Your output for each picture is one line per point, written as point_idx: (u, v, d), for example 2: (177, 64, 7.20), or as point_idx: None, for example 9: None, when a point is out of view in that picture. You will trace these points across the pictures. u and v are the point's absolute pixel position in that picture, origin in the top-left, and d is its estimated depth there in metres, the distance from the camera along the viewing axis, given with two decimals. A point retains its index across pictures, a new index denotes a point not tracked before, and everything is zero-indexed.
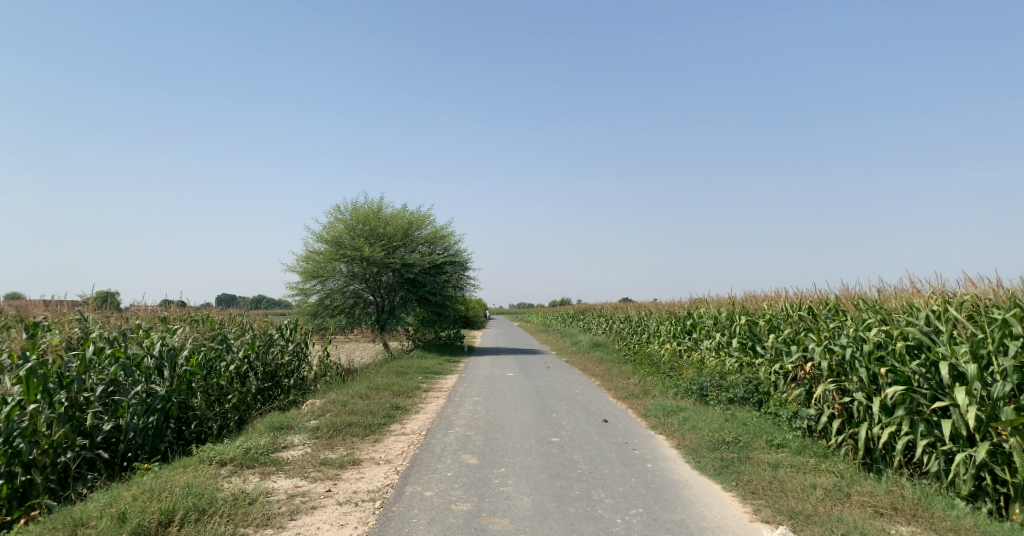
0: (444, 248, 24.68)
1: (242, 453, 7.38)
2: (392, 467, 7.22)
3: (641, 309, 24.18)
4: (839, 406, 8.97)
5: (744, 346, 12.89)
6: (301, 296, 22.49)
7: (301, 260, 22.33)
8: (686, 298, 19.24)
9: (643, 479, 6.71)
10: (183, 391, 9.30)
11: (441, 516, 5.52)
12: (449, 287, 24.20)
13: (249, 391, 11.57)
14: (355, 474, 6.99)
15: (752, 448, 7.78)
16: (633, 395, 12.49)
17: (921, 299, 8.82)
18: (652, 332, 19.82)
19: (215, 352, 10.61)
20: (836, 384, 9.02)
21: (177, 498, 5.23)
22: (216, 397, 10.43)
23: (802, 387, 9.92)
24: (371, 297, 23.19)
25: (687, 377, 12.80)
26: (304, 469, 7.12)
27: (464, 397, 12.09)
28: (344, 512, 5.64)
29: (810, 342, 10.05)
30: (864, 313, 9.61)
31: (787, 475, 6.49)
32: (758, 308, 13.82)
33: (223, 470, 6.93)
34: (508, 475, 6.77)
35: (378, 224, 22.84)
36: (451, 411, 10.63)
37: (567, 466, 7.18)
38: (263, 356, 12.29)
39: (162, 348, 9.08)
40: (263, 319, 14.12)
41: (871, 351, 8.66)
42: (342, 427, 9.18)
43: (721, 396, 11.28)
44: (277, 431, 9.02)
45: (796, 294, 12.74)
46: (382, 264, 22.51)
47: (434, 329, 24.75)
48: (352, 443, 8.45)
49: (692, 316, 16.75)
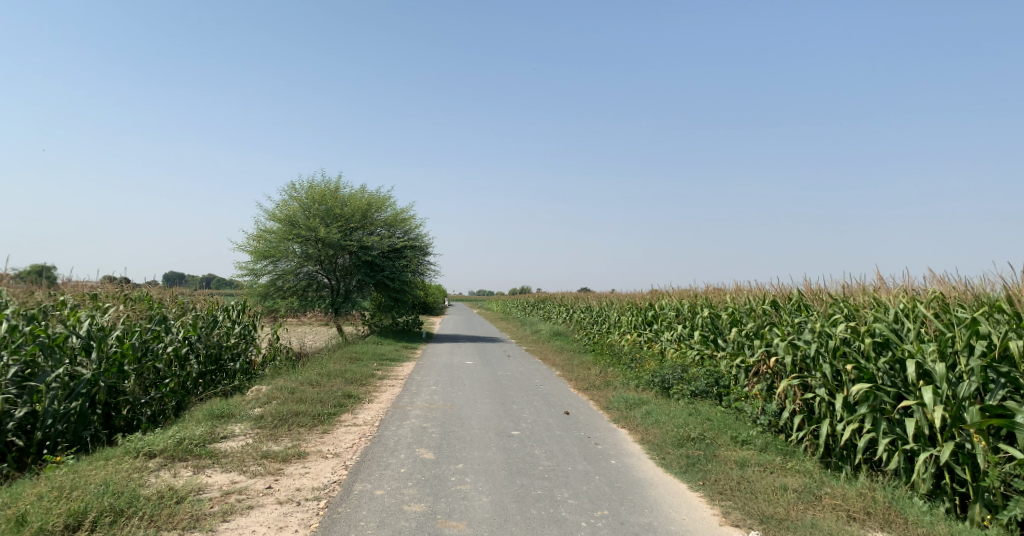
0: (403, 231, 24.07)
1: (174, 444, 6.81)
2: (340, 461, 6.74)
3: (601, 299, 23.96)
4: (800, 402, 8.79)
5: (705, 338, 12.71)
6: (251, 277, 21.62)
7: (252, 239, 21.41)
8: (648, 289, 19.05)
9: (607, 477, 6.39)
10: (113, 374, 8.71)
11: (391, 518, 5.08)
12: (407, 272, 23.59)
13: (189, 376, 10.92)
14: (299, 469, 6.48)
15: (718, 445, 7.52)
16: (594, 387, 12.19)
17: (888, 296, 8.65)
18: (612, 323, 19.60)
19: (151, 333, 9.94)
20: (799, 380, 8.83)
21: (90, 499, 4.69)
22: (150, 381, 9.77)
23: (763, 382, 9.73)
24: (325, 280, 22.46)
25: (649, 369, 12.56)
26: (244, 463, 6.59)
27: (419, 386, 11.62)
28: (284, 512, 5.15)
29: (774, 336, 9.85)
30: (830, 308, 9.43)
31: (756, 475, 6.24)
32: (720, 300, 13.66)
33: (152, 463, 6.35)
34: (465, 472, 6.37)
35: (334, 205, 22.03)
36: (405, 401, 10.16)
37: (528, 462, 6.81)
38: (205, 338, 11.61)
39: (89, 328, 8.50)
40: (207, 299, 13.39)
41: (836, 347, 8.47)
42: (289, 417, 8.64)
43: (683, 390, 11.05)
44: (217, 420, 8.43)
45: (760, 288, 12.59)
46: (338, 246, 21.76)
47: (391, 314, 24.17)
48: (298, 434, 7.93)
49: (654, 307, 16.56)
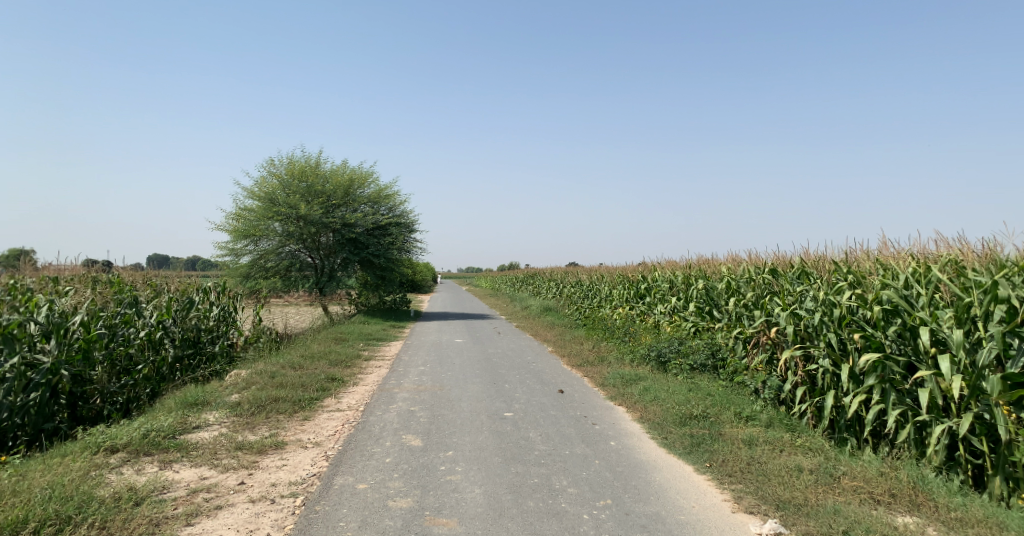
0: (388, 208, 23.48)
1: (139, 437, 6.33)
2: (321, 451, 6.27)
3: (591, 273, 23.50)
4: (803, 374, 8.34)
5: (701, 310, 12.31)
6: (231, 257, 20.99)
7: (231, 218, 20.71)
8: (640, 261, 18.62)
9: (608, 462, 5.97)
10: (78, 362, 8.25)
11: (375, 517, 4.62)
12: (393, 250, 23.05)
13: (165, 361, 10.40)
14: (276, 461, 6.03)
15: (722, 422, 7.09)
16: (588, 363, 11.77)
17: (897, 261, 8.19)
18: (603, 297, 19.16)
19: (119, 318, 9.40)
20: (802, 351, 8.37)
21: (32, 507, 4.22)
22: (121, 368, 9.25)
23: (764, 354, 9.27)
24: (308, 259, 21.87)
25: (644, 343, 12.14)
26: (215, 456, 6.12)
27: (407, 367, 11.13)
28: (256, 512, 4.69)
29: (775, 306, 9.39)
30: (834, 276, 8.97)
31: (767, 454, 5.82)
32: (716, 271, 13.22)
33: (113, 459, 5.87)
34: (456, 460, 5.93)
35: (316, 181, 21.31)
36: (391, 383, 9.67)
37: (523, 447, 6.37)
38: (180, 321, 11.05)
39: (48, 313, 8.04)
40: (183, 281, 12.83)
41: (842, 316, 7.99)
42: (267, 403, 8.14)
43: (681, 364, 10.60)
44: (189, 409, 7.91)
45: (758, 257, 12.14)
46: (320, 223, 21.09)
47: (378, 293, 23.69)
48: (277, 422, 7.44)
49: (646, 280, 16.13)
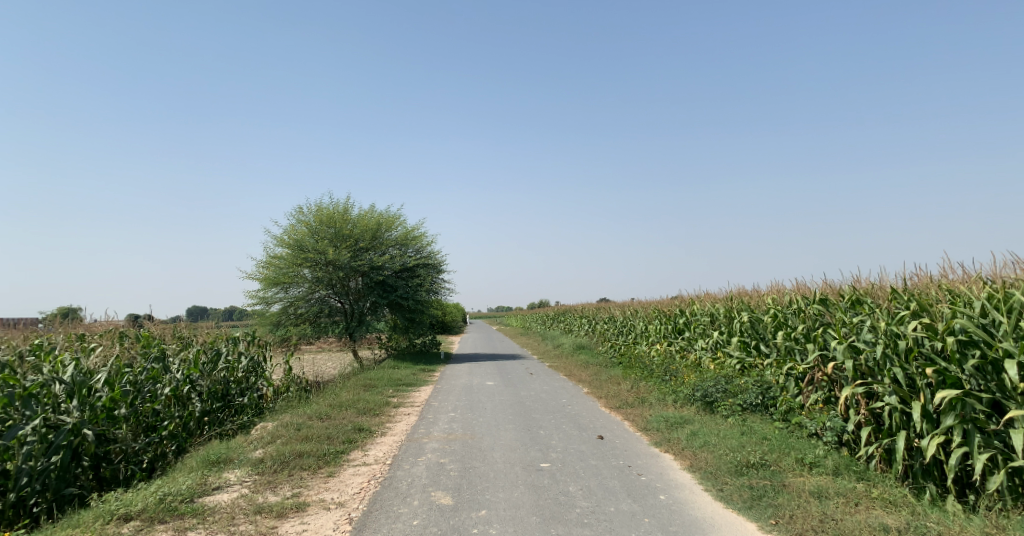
0: (416, 250, 23.26)
1: (155, 502, 5.93)
2: (344, 513, 5.79)
3: (625, 308, 22.86)
4: (866, 413, 7.62)
5: (746, 345, 11.63)
6: (262, 306, 20.87)
7: (261, 266, 20.64)
8: (675, 294, 17.97)
9: (660, 520, 5.37)
10: (101, 421, 7.97)
11: None
12: (422, 292, 22.77)
13: (192, 416, 10.06)
14: (295, 526, 5.55)
15: (784, 471, 6.42)
16: (628, 405, 11.14)
17: (967, 286, 7.52)
18: (639, 332, 18.50)
19: (146, 373, 9.15)
20: (864, 388, 7.68)
21: None
22: (147, 425, 8.95)
23: (820, 392, 8.59)
24: (337, 304, 21.62)
25: (687, 382, 11.48)
26: (232, 521, 5.67)
27: (438, 414, 10.62)
28: None
29: (829, 339, 8.72)
30: (895, 305, 8.30)
31: (841, 509, 5.17)
32: (759, 303, 12.56)
33: (125, 529, 5.48)
34: (489, 521, 5.39)
35: (343, 226, 21.19)
36: (422, 432, 9.17)
37: (563, 504, 5.79)
38: (208, 374, 10.73)
39: (72, 372, 7.81)
40: (212, 331, 12.60)
41: (908, 348, 7.31)
42: (291, 459, 7.70)
43: (729, 404, 9.93)
44: (211, 468, 7.50)
45: (804, 287, 11.47)
46: (348, 268, 20.92)
47: (408, 336, 23.32)
48: (300, 480, 6.98)
49: (684, 314, 15.46)
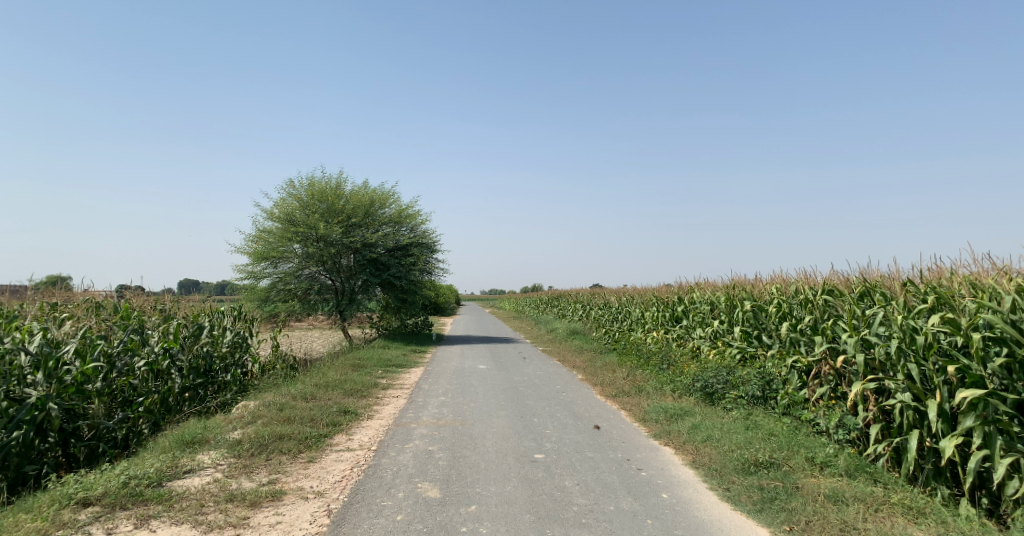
0: (410, 228, 22.75)
1: (118, 485, 5.48)
2: (323, 504, 5.36)
3: (620, 294, 22.45)
4: (875, 410, 7.22)
5: (748, 335, 11.23)
6: (250, 281, 20.37)
7: (250, 240, 20.10)
8: (674, 281, 17.56)
9: (665, 523, 4.95)
10: (71, 394, 7.51)
11: None
12: (414, 271, 22.31)
13: (171, 392, 9.58)
14: (268, 518, 5.11)
15: (794, 471, 6.03)
16: (624, 394, 10.74)
17: (991, 282, 7.08)
18: (635, 319, 18.09)
19: (122, 345, 8.68)
20: (876, 385, 7.26)
21: None
22: (122, 400, 8.49)
23: (827, 387, 8.17)
24: (327, 281, 21.09)
25: (686, 372, 11.08)
26: (200, 509, 5.22)
27: (427, 398, 10.18)
28: None
29: (839, 331, 8.28)
30: (911, 297, 7.86)
31: (861, 518, 4.77)
32: (762, 293, 12.15)
33: (83, 516, 5.04)
34: (480, 519, 4.97)
35: (336, 201, 20.62)
36: (409, 417, 8.74)
37: (559, 501, 5.38)
38: (189, 348, 10.23)
39: (39, 342, 7.33)
40: (196, 305, 12.10)
41: (926, 345, 6.88)
42: (270, 442, 7.25)
43: (729, 396, 9.53)
44: (185, 448, 7.07)
45: (810, 277, 11.04)
46: (340, 245, 20.39)
47: (399, 316, 22.86)
48: (278, 465, 6.55)
49: (682, 302, 15.04)
